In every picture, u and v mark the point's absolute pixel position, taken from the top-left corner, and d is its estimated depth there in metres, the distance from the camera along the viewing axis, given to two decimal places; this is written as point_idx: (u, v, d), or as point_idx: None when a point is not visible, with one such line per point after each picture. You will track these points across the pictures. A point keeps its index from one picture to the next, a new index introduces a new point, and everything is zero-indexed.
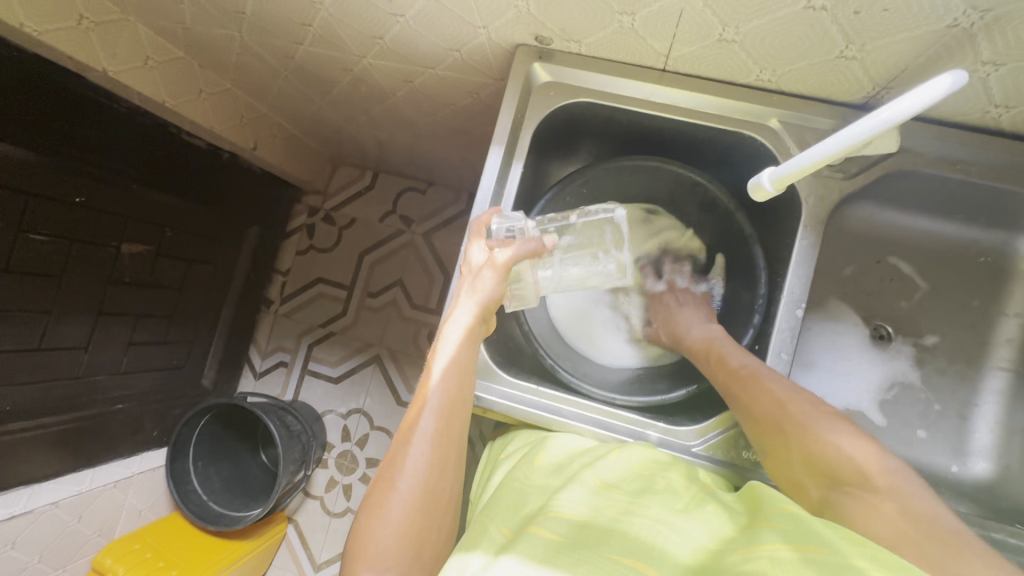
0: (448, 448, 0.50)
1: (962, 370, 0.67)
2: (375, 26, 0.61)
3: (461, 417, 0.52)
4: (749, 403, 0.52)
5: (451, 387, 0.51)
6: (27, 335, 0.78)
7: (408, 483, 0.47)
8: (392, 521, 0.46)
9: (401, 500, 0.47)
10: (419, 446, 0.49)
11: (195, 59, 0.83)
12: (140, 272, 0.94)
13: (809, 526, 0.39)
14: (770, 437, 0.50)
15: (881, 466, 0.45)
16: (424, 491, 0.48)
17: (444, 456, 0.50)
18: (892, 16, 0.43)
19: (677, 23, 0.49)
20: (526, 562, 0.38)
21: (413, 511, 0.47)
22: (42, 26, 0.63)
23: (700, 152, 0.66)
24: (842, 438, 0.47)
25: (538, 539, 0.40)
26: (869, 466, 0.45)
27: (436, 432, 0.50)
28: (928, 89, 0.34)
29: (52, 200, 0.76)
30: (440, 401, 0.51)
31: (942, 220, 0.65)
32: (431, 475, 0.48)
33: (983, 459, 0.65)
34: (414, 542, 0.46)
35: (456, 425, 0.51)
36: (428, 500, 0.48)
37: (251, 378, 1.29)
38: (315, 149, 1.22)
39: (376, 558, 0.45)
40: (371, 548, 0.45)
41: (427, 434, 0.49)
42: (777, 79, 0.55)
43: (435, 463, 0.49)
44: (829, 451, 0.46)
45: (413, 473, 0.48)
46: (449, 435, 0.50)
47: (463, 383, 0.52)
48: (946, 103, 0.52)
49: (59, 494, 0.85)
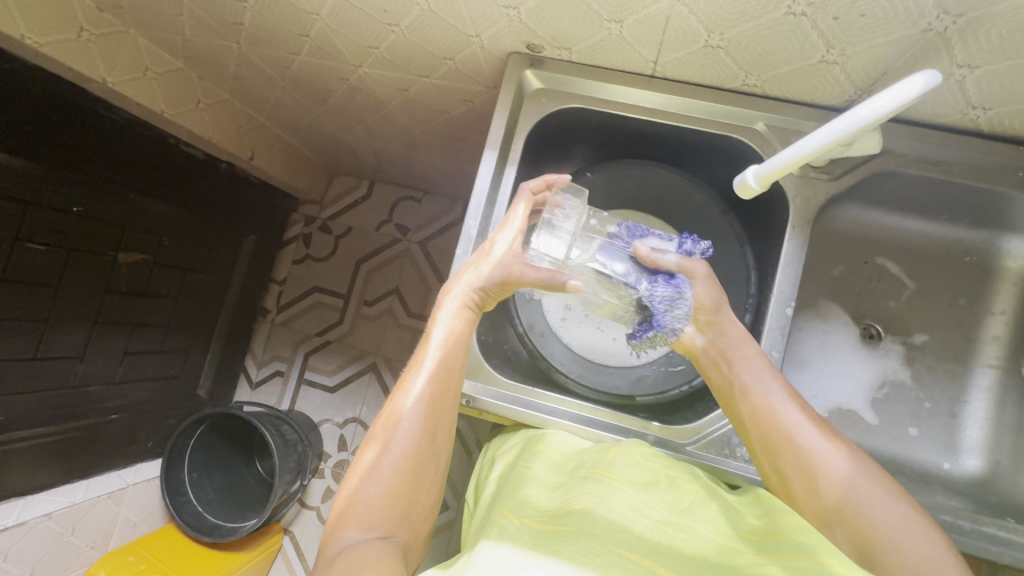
0: (440, 414, 0.53)
1: (952, 368, 0.68)
2: (370, 36, 0.63)
3: (454, 385, 0.54)
4: (773, 433, 0.51)
5: (447, 356, 0.54)
6: (23, 344, 0.78)
7: (399, 445, 0.50)
8: (382, 480, 0.48)
9: (391, 460, 0.49)
10: (412, 408, 0.51)
11: (193, 70, 0.85)
12: (137, 280, 0.95)
13: (809, 537, 0.40)
14: (787, 462, 0.50)
15: (888, 508, 0.46)
16: (414, 453, 0.50)
17: (435, 422, 0.52)
18: (870, 22, 0.45)
19: (664, 30, 0.50)
20: (539, 556, 0.38)
21: (402, 472, 0.49)
22: (44, 38, 0.64)
23: (689, 157, 0.68)
24: (860, 478, 0.47)
25: (557, 533, 0.40)
26: (890, 519, 0.45)
27: (429, 397, 0.52)
28: (903, 88, 0.35)
29: (51, 210, 0.77)
30: (436, 368, 0.53)
31: (928, 220, 0.66)
32: (421, 438, 0.51)
33: (974, 456, 0.65)
34: (402, 503, 0.48)
35: (450, 394, 0.54)
36: (417, 462, 0.50)
37: (247, 388, 1.29)
38: (312, 159, 1.24)
39: (363, 516, 0.46)
40: (359, 506, 0.47)
41: (421, 398, 0.52)
42: (762, 84, 0.56)
43: (426, 426, 0.51)
44: (849, 488, 0.47)
45: (404, 435, 0.50)
46: (442, 401, 0.53)
47: (460, 353, 0.55)
48: (925, 105, 0.54)
49: (53, 506, 0.84)
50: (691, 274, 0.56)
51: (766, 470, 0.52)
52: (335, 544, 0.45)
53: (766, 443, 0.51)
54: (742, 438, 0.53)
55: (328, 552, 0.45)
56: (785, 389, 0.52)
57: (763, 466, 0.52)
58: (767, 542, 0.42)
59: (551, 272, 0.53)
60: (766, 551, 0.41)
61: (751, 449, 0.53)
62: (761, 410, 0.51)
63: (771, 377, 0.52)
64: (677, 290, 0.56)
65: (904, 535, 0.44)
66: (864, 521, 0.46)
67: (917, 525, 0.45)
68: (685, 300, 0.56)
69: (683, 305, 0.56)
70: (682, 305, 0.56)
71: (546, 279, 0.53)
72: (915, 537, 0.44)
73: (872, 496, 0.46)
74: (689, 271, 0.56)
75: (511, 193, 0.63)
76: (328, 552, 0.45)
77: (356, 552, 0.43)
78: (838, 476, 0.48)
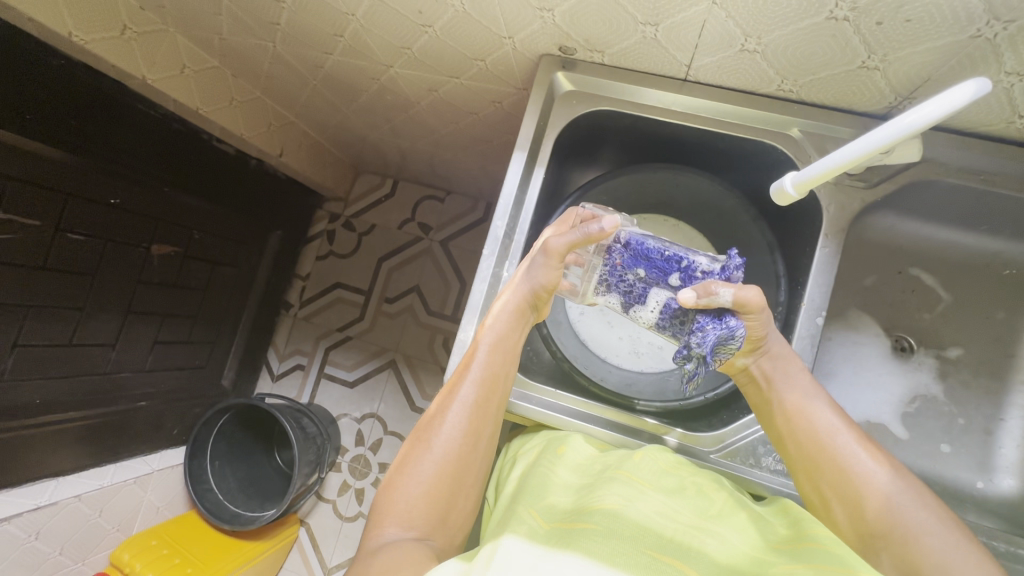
0: (484, 420, 0.53)
1: (987, 384, 0.66)
2: (403, 37, 0.64)
3: (499, 393, 0.54)
4: (819, 455, 0.50)
5: (494, 361, 0.54)
6: (60, 330, 0.81)
7: (441, 447, 0.50)
8: (422, 480, 0.49)
9: (432, 461, 0.50)
10: (457, 412, 0.52)
11: (228, 68, 0.86)
12: (168, 272, 0.97)
13: (842, 553, 0.39)
14: (831, 484, 0.49)
15: (939, 533, 0.44)
16: (455, 458, 0.50)
17: (478, 428, 0.52)
18: (915, 27, 0.44)
19: (700, 34, 0.50)
20: (573, 555, 0.37)
21: (443, 475, 0.49)
22: (89, 35, 0.66)
23: (719, 162, 0.67)
24: (911, 503, 0.46)
25: (590, 532, 0.40)
26: (942, 545, 0.43)
27: (474, 401, 0.52)
28: (952, 95, 0.34)
29: (90, 201, 0.79)
30: (482, 373, 0.53)
31: (966, 232, 0.64)
32: (465, 443, 0.51)
33: (1009, 476, 0.63)
34: (440, 506, 0.48)
35: (495, 400, 0.54)
36: (458, 466, 0.50)
37: (269, 380, 1.31)
38: (339, 157, 1.25)
39: (402, 514, 0.47)
40: (399, 504, 0.48)
41: (465, 402, 0.52)
42: (798, 89, 0.55)
43: (469, 431, 0.51)
44: (897, 512, 0.46)
45: (448, 436, 0.51)
46: (486, 407, 0.53)
47: (506, 361, 0.55)
48: (969, 112, 0.53)
49: (82, 488, 0.86)
50: (744, 307, 0.49)
51: (809, 492, 0.51)
52: (374, 540, 0.46)
53: (811, 465, 0.50)
54: (785, 457, 0.53)
55: (367, 548, 0.46)
56: (833, 413, 0.51)
57: (807, 487, 0.51)
58: (799, 550, 0.41)
59: (585, 226, 0.51)
60: (800, 559, 0.40)
61: (794, 467, 0.52)
62: (804, 430, 0.51)
63: (818, 394, 0.52)
64: (729, 332, 0.50)
65: (955, 562, 0.42)
66: (912, 544, 0.44)
67: (971, 557, 0.42)
68: (738, 338, 0.50)
69: (736, 340, 0.50)
70: (736, 342, 0.50)
71: (587, 238, 0.51)
72: (969, 565, 0.42)
73: (921, 520, 0.45)
74: (745, 309, 0.49)
75: (539, 194, 0.64)
76: (368, 547, 0.46)
77: (392, 550, 0.43)
78: (882, 496, 0.47)
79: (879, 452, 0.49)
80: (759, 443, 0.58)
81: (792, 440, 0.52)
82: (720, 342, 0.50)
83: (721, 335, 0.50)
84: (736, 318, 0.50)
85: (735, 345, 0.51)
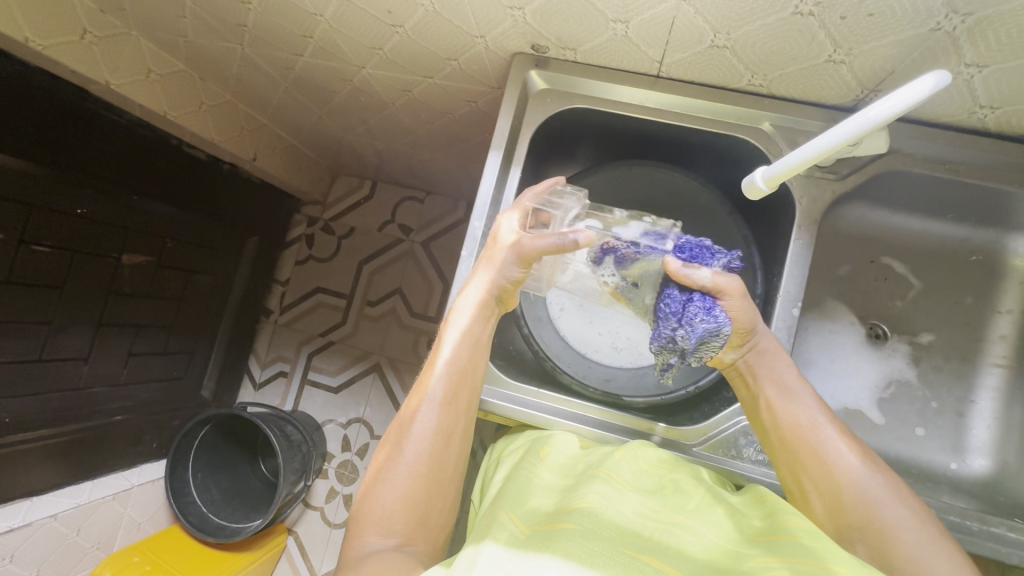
0: (455, 416, 0.52)
1: (959, 366, 0.67)
2: (375, 37, 0.63)
3: (467, 389, 0.54)
4: (803, 451, 0.51)
5: (461, 356, 0.54)
6: (26, 346, 0.78)
7: (414, 449, 0.50)
8: (398, 485, 0.48)
9: (406, 464, 0.49)
10: (427, 411, 0.51)
11: (196, 72, 0.85)
12: (141, 282, 0.94)
13: (811, 539, 0.40)
14: (812, 478, 0.50)
15: (911, 527, 0.46)
16: (428, 458, 0.50)
17: (450, 426, 0.52)
18: (878, 21, 0.44)
19: (670, 31, 0.50)
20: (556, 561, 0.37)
21: (418, 476, 0.49)
22: (47, 40, 0.64)
23: (694, 158, 0.68)
24: (887, 498, 0.47)
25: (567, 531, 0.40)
26: (914, 538, 0.45)
27: (443, 398, 0.52)
28: (913, 88, 0.35)
29: (55, 212, 0.77)
30: (450, 369, 0.53)
31: (934, 220, 0.66)
32: (436, 441, 0.51)
33: (980, 456, 0.65)
34: (419, 510, 0.48)
35: (464, 395, 0.53)
36: (432, 467, 0.50)
37: (251, 388, 1.29)
38: (315, 160, 1.24)
39: (381, 522, 0.47)
40: (376, 511, 0.47)
41: (435, 400, 0.52)
42: (767, 83, 0.56)
43: (441, 430, 0.51)
44: (874, 507, 0.47)
45: (419, 437, 0.50)
46: (456, 403, 0.53)
47: (473, 354, 0.55)
48: (933, 104, 0.54)
49: (58, 507, 0.84)
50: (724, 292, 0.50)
51: (789, 483, 0.52)
52: (356, 549, 0.45)
53: (795, 458, 0.51)
54: (766, 449, 0.54)
55: (348, 558, 0.45)
56: (814, 406, 0.52)
57: (787, 479, 0.52)
58: (774, 543, 0.42)
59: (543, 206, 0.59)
60: (774, 552, 0.40)
61: (775, 457, 0.53)
62: (789, 423, 0.52)
63: (801, 387, 0.53)
64: (716, 325, 0.49)
65: (926, 555, 0.44)
66: (886, 536, 0.46)
67: (940, 548, 0.45)
68: (722, 335, 0.50)
69: (719, 338, 0.50)
70: (719, 340, 0.50)
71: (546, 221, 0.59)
72: (939, 558, 0.44)
73: (894, 513, 0.47)
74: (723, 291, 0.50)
75: (516, 193, 0.63)
76: (349, 559, 0.45)
77: (375, 558, 0.43)
78: (858, 489, 0.48)
79: (856, 446, 0.51)
80: (738, 435, 0.58)
81: (776, 433, 0.52)
82: (705, 337, 0.50)
83: (707, 328, 0.49)
84: (726, 316, 0.49)
85: (717, 342, 0.51)
